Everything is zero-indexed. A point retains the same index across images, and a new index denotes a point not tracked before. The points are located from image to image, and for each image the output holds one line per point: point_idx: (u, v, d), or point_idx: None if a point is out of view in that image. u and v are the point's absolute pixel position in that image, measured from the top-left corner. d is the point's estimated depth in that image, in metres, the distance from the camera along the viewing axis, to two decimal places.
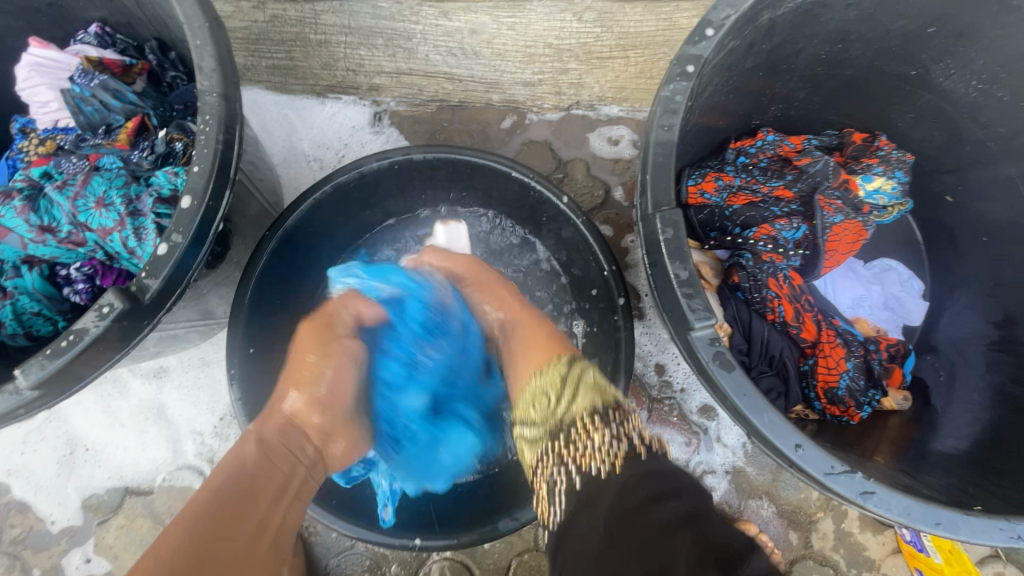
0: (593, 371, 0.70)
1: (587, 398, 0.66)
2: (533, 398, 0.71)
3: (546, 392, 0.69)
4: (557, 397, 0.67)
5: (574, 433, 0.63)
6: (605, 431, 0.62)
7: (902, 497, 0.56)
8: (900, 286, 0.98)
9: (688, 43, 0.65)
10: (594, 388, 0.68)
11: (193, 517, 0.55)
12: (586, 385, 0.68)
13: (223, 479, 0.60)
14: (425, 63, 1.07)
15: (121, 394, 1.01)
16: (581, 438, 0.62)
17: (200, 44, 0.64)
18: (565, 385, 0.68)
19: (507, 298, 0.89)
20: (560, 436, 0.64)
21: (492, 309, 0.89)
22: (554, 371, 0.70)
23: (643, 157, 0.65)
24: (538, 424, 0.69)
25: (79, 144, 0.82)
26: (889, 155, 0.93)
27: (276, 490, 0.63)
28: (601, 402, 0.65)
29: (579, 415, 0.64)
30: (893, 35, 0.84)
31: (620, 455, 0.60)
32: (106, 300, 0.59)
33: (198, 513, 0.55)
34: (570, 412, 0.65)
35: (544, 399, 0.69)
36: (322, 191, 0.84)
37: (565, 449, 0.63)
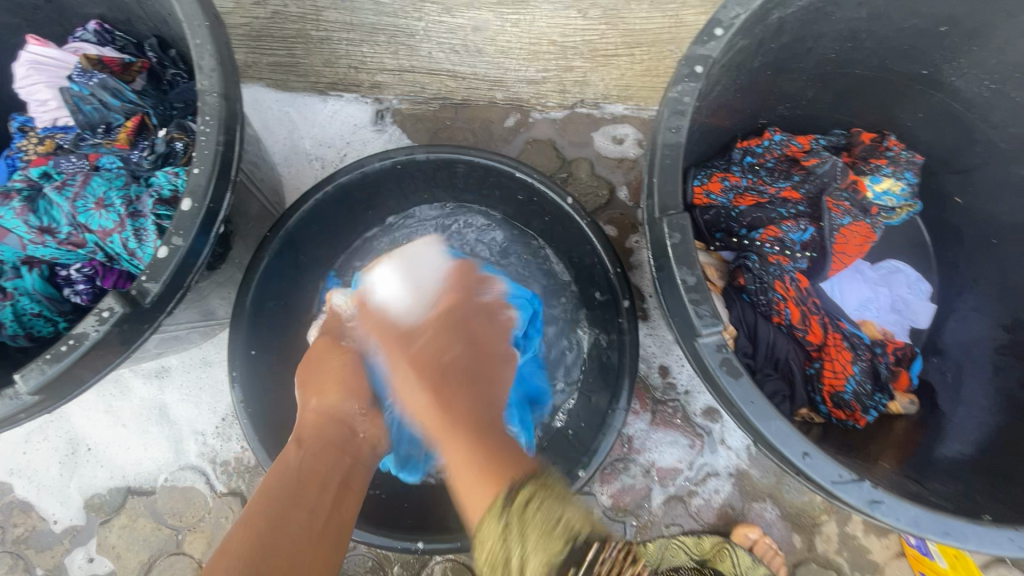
0: (541, 500, 0.55)
1: (535, 543, 0.51)
2: (547, 471, 0.61)
3: (508, 559, 0.52)
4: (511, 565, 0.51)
5: (592, 556, 0.54)
6: (577, 561, 0.53)
7: (911, 506, 0.56)
8: (908, 289, 0.97)
9: (697, 43, 0.64)
10: (547, 529, 0.52)
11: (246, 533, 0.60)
12: (531, 533, 0.52)
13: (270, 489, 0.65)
14: (427, 61, 1.06)
15: (122, 394, 1.01)
16: (585, 558, 0.55)
17: (200, 43, 0.63)
18: (511, 538, 0.53)
19: (439, 355, 0.78)
20: (587, 530, 0.55)
21: (452, 365, 0.76)
22: (497, 518, 0.55)
23: (650, 159, 0.63)
24: (563, 482, 0.60)
25: (79, 144, 0.81)
26: (899, 156, 0.92)
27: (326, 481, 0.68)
28: (553, 545, 0.51)
29: (575, 535, 0.54)
30: (905, 34, 0.82)
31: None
32: (105, 304, 0.58)
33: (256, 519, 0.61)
34: (572, 524, 0.55)
35: (506, 568, 0.52)
36: (324, 191, 0.83)
37: (601, 552, 0.54)
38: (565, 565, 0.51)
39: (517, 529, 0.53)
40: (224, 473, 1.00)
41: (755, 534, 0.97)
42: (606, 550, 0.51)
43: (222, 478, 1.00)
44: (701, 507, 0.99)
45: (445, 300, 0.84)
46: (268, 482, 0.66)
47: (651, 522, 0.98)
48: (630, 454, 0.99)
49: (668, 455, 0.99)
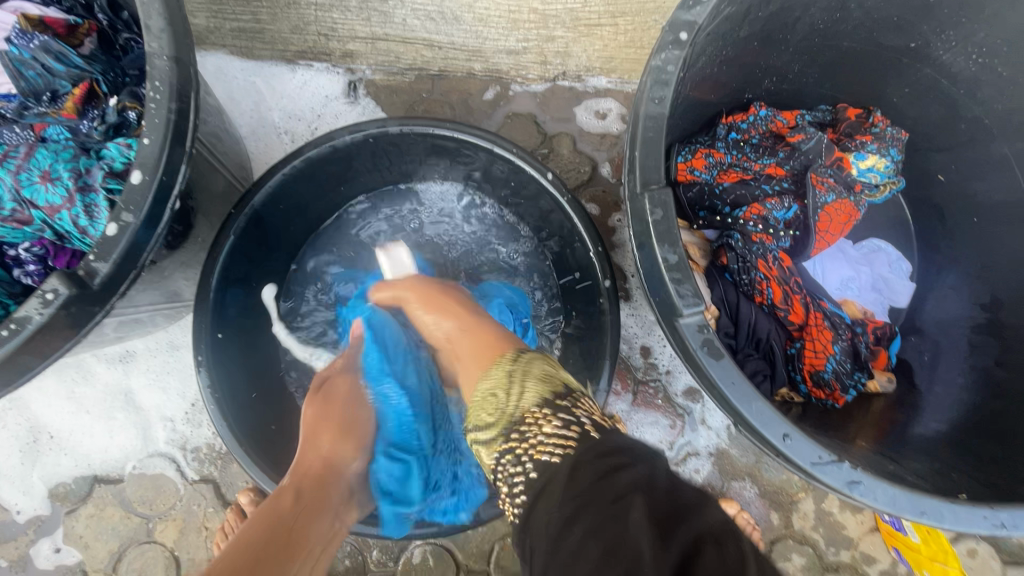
0: (540, 362, 0.59)
1: (536, 388, 0.55)
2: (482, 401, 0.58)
3: (495, 393, 0.57)
4: (508, 394, 0.56)
5: (524, 428, 0.52)
6: (556, 419, 0.51)
7: (889, 486, 0.56)
8: (889, 268, 0.97)
9: (682, 8, 0.60)
10: (541, 379, 0.57)
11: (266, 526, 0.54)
12: (531, 377, 0.57)
13: (264, 515, 0.56)
14: (402, 29, 0.99)
15: (85, 379, 0.96)
16: (532, 432, 0.51)
17: (146, 0, 0.58)
18: (511, 382, 0.57)
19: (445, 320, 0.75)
20: (512, 433, 0.53)
21: None
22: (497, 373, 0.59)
23: (632, 132, 0.61)
24: (488, 428, 0.56)
25: (23, 113, 0.75)
26: (884, 133, 0.90)
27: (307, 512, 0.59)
28: (550, 391, 0.55)
29: (529, 408, 0.53)
30: (894, 4, 0.80)
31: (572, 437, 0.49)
32: (49, 286, 0.54)
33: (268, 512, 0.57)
34: (519, 407, 0.54)
35: (493, 400, 0.57)
36: (292, 165, 0.79)
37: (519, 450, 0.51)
38: (532, 478, 0.49)
39: (519, 372, 0.58)
40: (195, 459, 0.97)
41: (733, 510, 0.98)
42: (561, 469, 0.47)
43: (193, 465, 0.97)
44: None
45: (448, 298, 0.78)
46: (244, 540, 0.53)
47: None
48: None
49: (649, 435, 0.99)
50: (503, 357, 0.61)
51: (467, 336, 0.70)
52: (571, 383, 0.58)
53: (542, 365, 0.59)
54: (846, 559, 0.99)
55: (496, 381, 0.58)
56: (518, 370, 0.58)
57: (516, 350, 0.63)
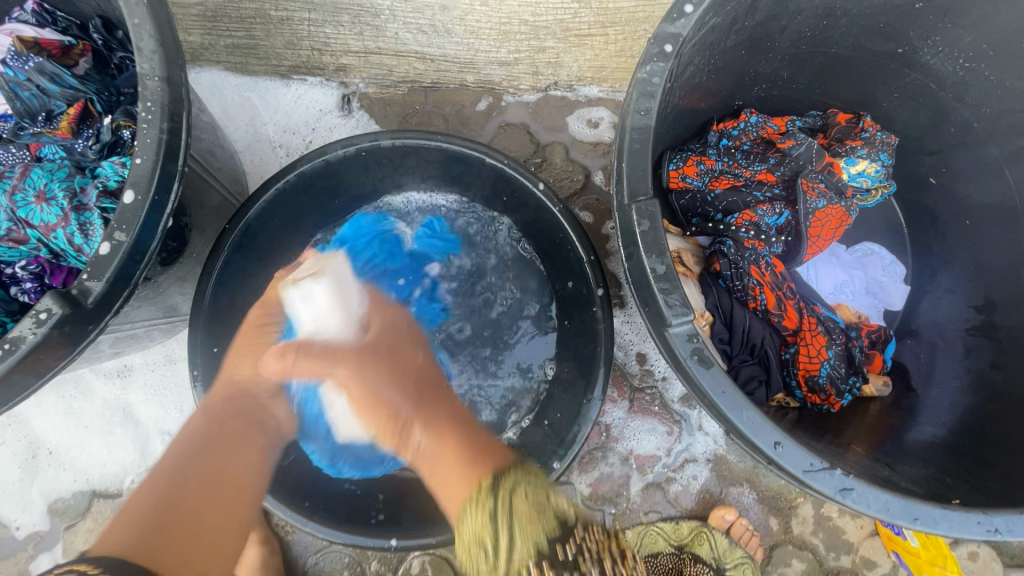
0: (524, 488, 0.57)
1: (525, 537, 0.51)
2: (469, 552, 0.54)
3: (484, 542, 0.53)
4: (497, 546, 0.51)
5: None
6: None
7: (882, 493, 0.56)
8: (883, 271, 0.97)
9: (667, 21, 0.61)
10: (530, 514, 0.53)
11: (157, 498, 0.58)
12: (519, 515, 0.53)
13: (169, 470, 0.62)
14: (394, 42, 1.00)
15: (84, 394, 0.97)
16: None
17: (138, 22, 0.59)
18: (497, 525, 0.53)
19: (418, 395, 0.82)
20: None
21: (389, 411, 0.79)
22: (481, 509, 0.55)
23: (619, 144, 0.61)
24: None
25: (18, 133, 0.76)
26: (874, 138, 0.91)
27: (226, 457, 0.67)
28: (545, 539, 0.51)
29: (523, 563, 0.49)
30: (880, 11, 0.80)
31: None
32: (43, 305, 0.55)
33: (160, 478, 0.61)
34: (513, 561, 0.50)
35: (480, 548, 0.53)
36: (286, 180, 0.79)
37: None
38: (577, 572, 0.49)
39: (504, 513, 0.53)
40: None
41: (731, 516, 0.98)
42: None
43: None
44: (679, 493, 0.99)
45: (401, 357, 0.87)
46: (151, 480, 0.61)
47: (630, 510, 0.98)
48: (608, 443, 0.99)
49: (646, 442, 0.99)
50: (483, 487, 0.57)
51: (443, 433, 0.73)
52: (560, 510, 0.55)
53: (527, 488, 0.57)
54: (846, 564, 0.99)
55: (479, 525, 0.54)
56: (498, 512, 0.53)
57: (493, 477, 0.59)
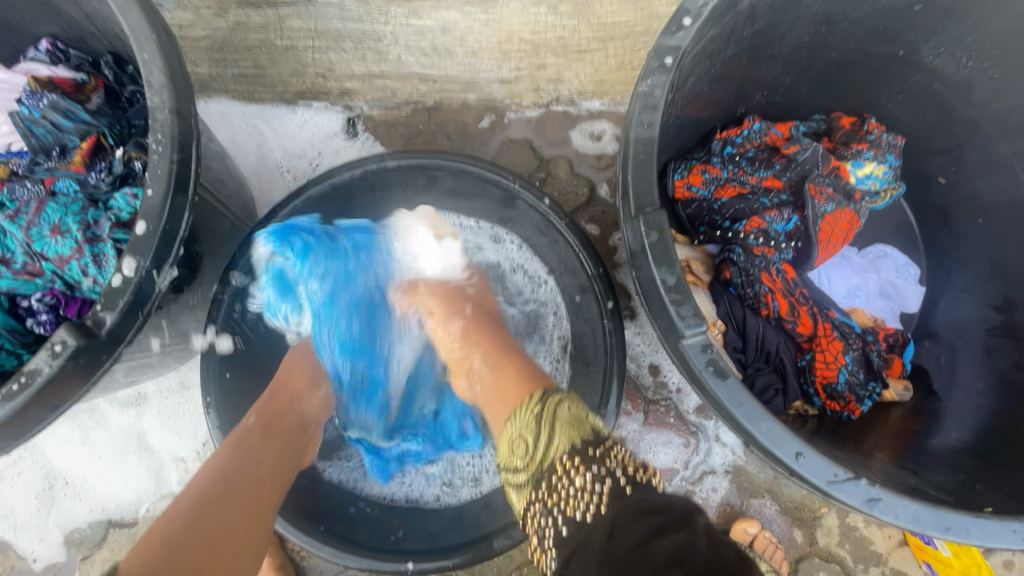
0: (571, 403, 0.62)
1: (564, 436, 0.59)
2: (512, 444, 0.63)
3: (524, 436, 0.62)
4: (534, 439, 0.60)
5: (554, 477, 0.57)
6: (587, 470, 0.56)
7: (910, 503, 0.54)
8: (897, 273, 0.95)
9: (666, 33, 0.62)
10: (572, 422, 0.60)
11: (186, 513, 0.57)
12: (560, 422, 0.60)
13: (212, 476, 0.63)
14: (397, 65, 1.02)
15: (98, 424, 0.97)
16: (561, 481, 0.56)
17: (148, 57, 0.60)
18: (540, 427, 0.60)
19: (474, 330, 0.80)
20: (542, 482, 0.58)
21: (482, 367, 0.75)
22: (527, 413, 0.63)
23: (623, 156, 0.61)
24: (522, 471, 0.61)
25: (33, 168, 0.77)
26: (880, 139, 0.90)
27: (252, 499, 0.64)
28: (578, 438, 0.58)
29: (557, 456, 0.58)
30: (879, 14, 0.80)
31: (603, 492, 0.55)
32: (58, 338, 0.55)
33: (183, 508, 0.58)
34: (548, 454, 0.59)
35: (523, 443, 0.62)
36: (296, 204, 0.83)
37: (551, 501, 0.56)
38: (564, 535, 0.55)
39: (545, 421, 0.61)
40: None
41: (754, 529, 0.95)
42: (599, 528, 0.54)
43: None
44: (699, 506, 0.98)
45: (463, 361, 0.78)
46: (174, 504, 0.59)
47: None
48: None
49: (662, 455, 0.97)
50: (533, 398, 0.64)
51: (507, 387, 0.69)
52: (598, 426, 0.61)
53: (569, 404, 0.63)
54: None
55: (524, 426, 0.62)
56: (545, 414, 0.61)
57: (544, 389, 0.66)
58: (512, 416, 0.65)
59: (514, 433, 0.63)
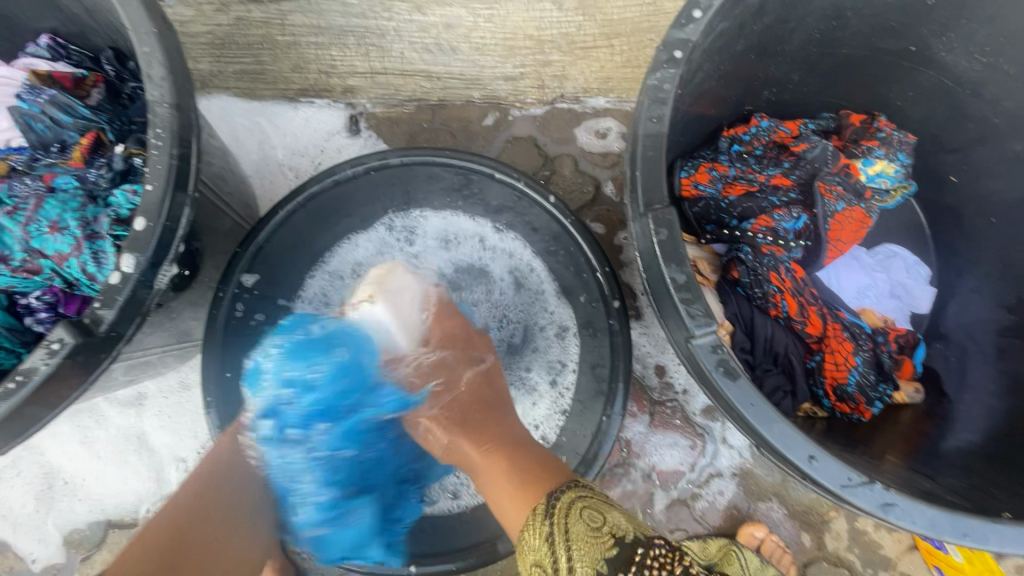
0: (586, 501, 0.57)
1: (586, 560, 0.51)
2: (529, 573, 0.56)
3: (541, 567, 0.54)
4: (556, 570, 0.52)
5: None
6: None
7: (926, 508, 0.53)
8: (907, 273, 0.94)
9: (675, 27, 0.60)
10: (590, 532, 0.53)
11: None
12: (576, 539, 0.53)
13: None
14: (400, 62, 1.01)
15: (98, 424, 0.96)
16: None
17: (147, 51, 0.59)
18: (555, 547, 0.53)
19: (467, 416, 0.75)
20: None
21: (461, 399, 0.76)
22: (538, 530, 0.56)
23: (632, 152, 0.60)
24: None
25: (31, 165, 0.75)
26: (891, 137, 0.89)
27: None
28: (606, 561, 0.51)
29: None
30: (891, 9, 0.79)
31: None
32: (55, 336, 0.54)
33: None
34: None
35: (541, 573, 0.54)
36: (298, 202, 0.82)
37: None
38: None
39: (562, 536, 0.54)
40: None
41: (762, 533, 0.94)
42: None
43: None
44: (706, 510, 0.96)
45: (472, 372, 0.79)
46: None
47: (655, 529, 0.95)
48: (630, 459, 0.96)
49: (668, 457, 0.96)
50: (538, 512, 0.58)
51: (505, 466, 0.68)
52: (618, 526, 0.54)
53: (584, 505, 0.57)
54: None
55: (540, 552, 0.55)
56: (559, 529, 0.54)
57: (548, 497, 0.59)
58: (524, 540, 0.57)
59: (533, 563, 0.55)
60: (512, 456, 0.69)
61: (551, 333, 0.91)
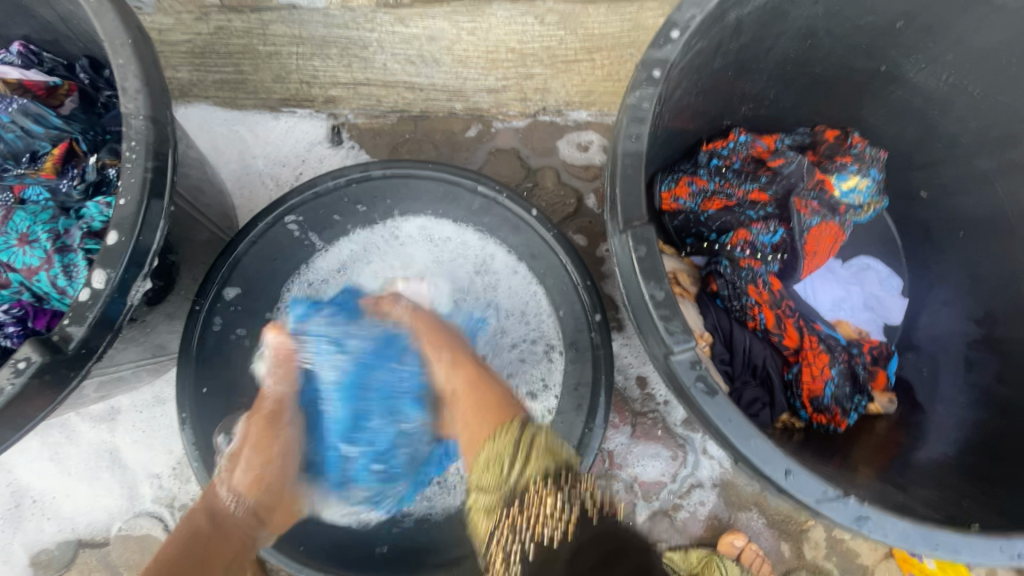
0: (546, 433, 0.63)
1: (540, 461, 0.59)
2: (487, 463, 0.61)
3: (501, 457, 0.60)
4: (511, 462, 0.60)
5: (528, 500, 0.58)
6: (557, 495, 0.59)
7: (898, 521, 0.54)
8: (881, 286, 0.96)
9: (653, 47, 0.61)
10: (549, 450, 0.61)
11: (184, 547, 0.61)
12: (538, 446, 0.60)
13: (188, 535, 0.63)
14: (383, 72, 1.01)
15: (69, 439, 0.93)
16: (536, 500, 0.58)
17: (123, 63, 0.58)
18: (520, 446, 0.60)
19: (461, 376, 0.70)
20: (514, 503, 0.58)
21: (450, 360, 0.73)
22: (508, 436, 0.61)
23: (611, 168, 0.60)
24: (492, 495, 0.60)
25: (2, 175, 0.74)
26: (863, 154, 0.91)
27: (241, 543, 0.66)
28: (552, 466, 0.60)
29: (532, 480, 0.59)
30: (862, 31, 0.81)
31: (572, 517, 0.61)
32: (22, 354, 0.53)
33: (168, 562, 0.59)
34: (522, 479, 0.59)
35: (497, 466, 0.60)
36: (275, 214, 0.81)
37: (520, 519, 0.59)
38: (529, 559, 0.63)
39: (526, 442, 0.60)
40: None
41: (741, 542, 0.94)
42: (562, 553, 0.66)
43: None
44: (687, 521, 0.97)
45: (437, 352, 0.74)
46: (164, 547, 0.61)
47: None
48: (612, 470, 0.96)
49: (650, 468, 0.96)
50: (511, 424, 0.62)
51: (472, 395, 0.67)
52: (570, 460, 0.63)
53: (542, 434, 0.63)
54: None
55: (504, 447, 0.60)
56: (524, 440, 0.60)
57: (521, 416, 0.64)
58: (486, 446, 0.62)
59: (490, 455, 0.61)
60: (480, 398, 0.66)
61: (539, 349, 0.91)
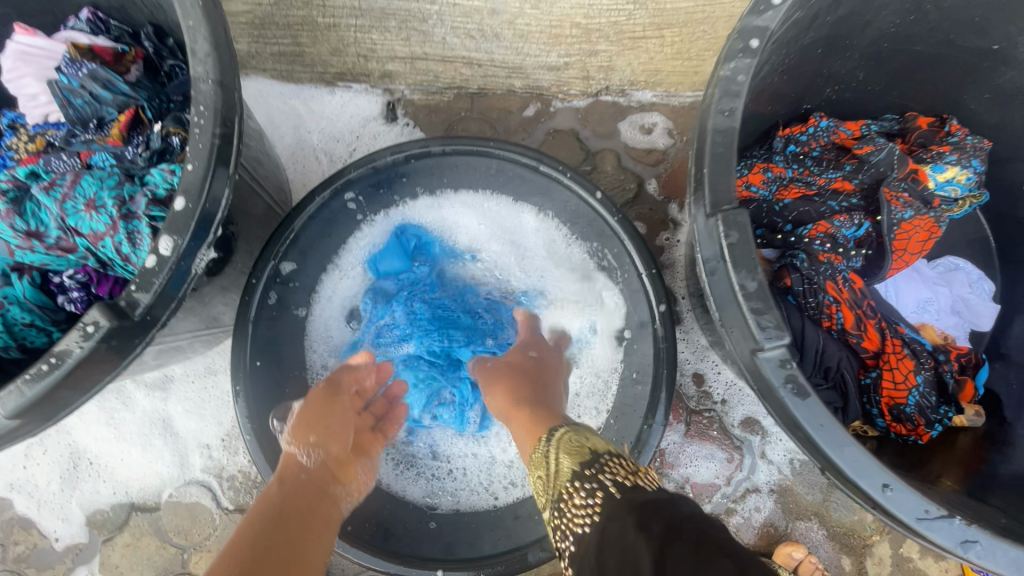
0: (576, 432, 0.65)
1: (566, 463, 0.62)
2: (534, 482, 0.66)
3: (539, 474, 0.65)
4: (554, 471, 0.63)
5: (563, 503, 0.61)
6: (583, 489, 0.59)
7: (1010, 547, 0.49)
8: (970, 288, 0.88)
9: (751, 14, 0.56)
10: (575, 449, 0.63)
11: (265, 513, 0.61)
12: (564, 451, 0.63)
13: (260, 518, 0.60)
14: (442, 48, 0.96)
15: (125, 406, 0.95)
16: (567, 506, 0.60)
17: (192, 24, 0.57)
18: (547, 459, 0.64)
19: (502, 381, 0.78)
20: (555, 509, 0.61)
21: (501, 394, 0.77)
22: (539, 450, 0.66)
23: (698, 148, 0.55)
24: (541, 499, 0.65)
25: (70, 140, 0.74)
26: (965, 142, 0.82)
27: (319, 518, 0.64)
28: (578, 462, 0.61)
29: (564, 482, 0.61)
30: (975, 4, 0.73)
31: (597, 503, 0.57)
32: (90, 318, 0.52)
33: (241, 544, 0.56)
34: (557, 481, 0.62)
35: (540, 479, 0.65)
36: (331, 190, 0.79)
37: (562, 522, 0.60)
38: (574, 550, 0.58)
39: (554, 451, 0.64)
40: (230, 488, 0.95)
41: (800, 553, 0.88)
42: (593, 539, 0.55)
43: (229, 494, 0.95)
44: (740, 526, 0.92)
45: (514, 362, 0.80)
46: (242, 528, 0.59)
47: None
48: (662, 469, 0.92)
49: (703, 469, 0.92)
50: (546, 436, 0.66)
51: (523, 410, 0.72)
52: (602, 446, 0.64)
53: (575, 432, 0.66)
54: None
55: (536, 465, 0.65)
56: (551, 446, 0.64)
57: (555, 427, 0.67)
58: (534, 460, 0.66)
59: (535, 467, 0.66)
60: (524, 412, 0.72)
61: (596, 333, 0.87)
